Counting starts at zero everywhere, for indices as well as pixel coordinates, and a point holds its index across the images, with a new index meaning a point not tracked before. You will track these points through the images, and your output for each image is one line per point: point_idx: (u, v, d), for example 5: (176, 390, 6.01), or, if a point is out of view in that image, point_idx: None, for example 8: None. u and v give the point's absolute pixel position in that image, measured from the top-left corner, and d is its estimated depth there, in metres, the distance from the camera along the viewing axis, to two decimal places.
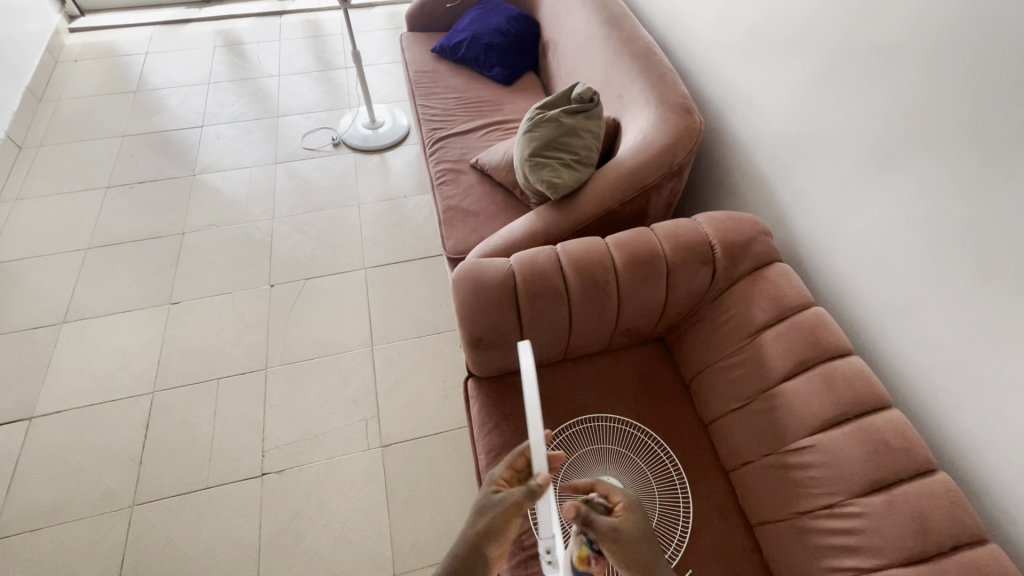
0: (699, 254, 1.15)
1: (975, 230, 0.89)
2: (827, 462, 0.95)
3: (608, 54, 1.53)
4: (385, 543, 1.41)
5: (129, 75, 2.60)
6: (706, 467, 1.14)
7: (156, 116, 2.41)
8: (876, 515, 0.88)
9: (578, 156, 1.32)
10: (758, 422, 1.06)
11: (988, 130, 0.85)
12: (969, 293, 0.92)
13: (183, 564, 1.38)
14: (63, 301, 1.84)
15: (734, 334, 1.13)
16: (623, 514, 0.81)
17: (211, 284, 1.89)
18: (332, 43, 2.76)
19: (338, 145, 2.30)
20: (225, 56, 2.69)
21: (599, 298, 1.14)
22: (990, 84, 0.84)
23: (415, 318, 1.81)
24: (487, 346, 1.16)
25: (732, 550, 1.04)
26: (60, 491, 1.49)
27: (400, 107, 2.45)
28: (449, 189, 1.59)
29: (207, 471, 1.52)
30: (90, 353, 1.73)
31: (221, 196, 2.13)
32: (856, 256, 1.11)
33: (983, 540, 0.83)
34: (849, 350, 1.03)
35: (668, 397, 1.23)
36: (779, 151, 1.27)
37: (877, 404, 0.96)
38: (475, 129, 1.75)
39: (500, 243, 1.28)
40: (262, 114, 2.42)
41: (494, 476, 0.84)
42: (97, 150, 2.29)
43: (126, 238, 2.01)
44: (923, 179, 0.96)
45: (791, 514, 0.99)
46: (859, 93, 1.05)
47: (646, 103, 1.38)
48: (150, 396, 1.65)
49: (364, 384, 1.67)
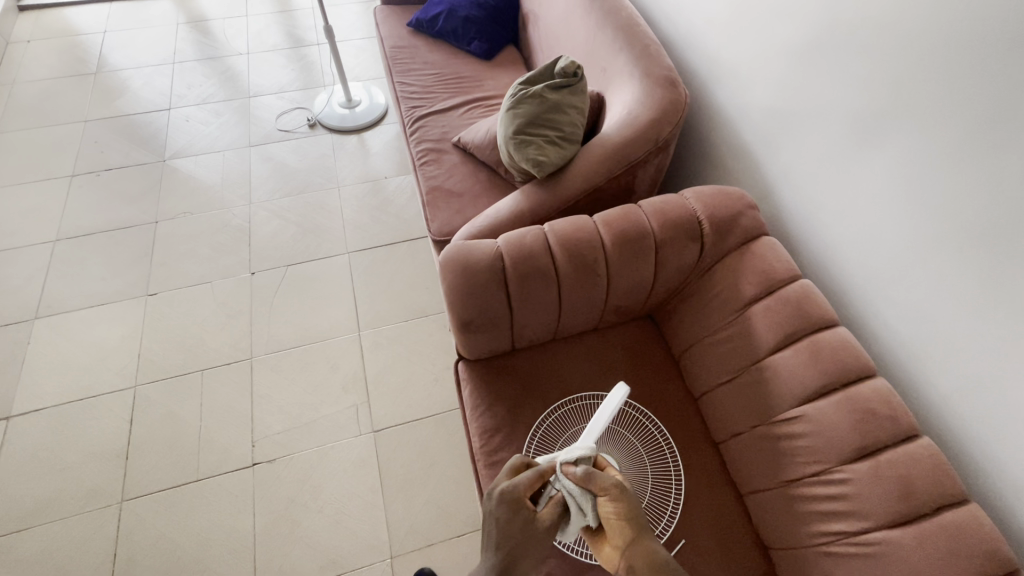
0: (687, 230, 1.14)
1: (963, 199, 0.89)
2: (815, 431, 0.97)
3: (590, 26, 1.49)
4: (381, 527, 1.41)
5: (88, 55, 2.47)
6: (697, 441, 1.16)
7: (119, 99, 2.30)
8: (862, 481, 0.91)
9: (563, 132, 1.30)
10: (748, 395, 1.07)
11: (980, 98, 0.84)
12: (953, 262, 0.93)
13: (178, 557, 1.38)
14: (33, 297, 1.78)
15: (723, 309, 1.14)
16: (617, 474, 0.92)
17: (190, 274, 1.83)
18: (303, 18, 2.64)
19: (314, 126, 2.23)
20: (189, 34, 2.56)
21: (588, 278, 1.13)
22: (977, 51, 0.83)
23: (402, 302, 1.78)
24: (477, 330, 1.15)
25: (723, 520, 1.07)
26: (44, 490, 1.46)
27: (377, 84, 2.37)
28: (431, 168, 1.56)
29: (198, 463, 1.50)
30: (68, 349, 1.68)
31: (194, 183, 2.05)
32: (841, 228, 1.12)
33: (964, 500, 0.87)
34: (835, 321, 1.04)
35: (657, 372, 1.24)
36: (763, 125, 1.26)
37: (864, 374, 0.98)
38: (456, 106, 1.70)
39: (487, 224, 1.26)
40: (232, 95, 2.32)
41: (521, 485, 0.88)
42: (59, 136, 2.18)
43: (96, 228, 1.93)
44: (912, 146, 0.95)
45: (779, 483, 1.01)
46: (845, 63, 1.03)
47: (630, 77, 1.35)
48: (132, 390, 1.61)
49: (354, 369, 1.65)
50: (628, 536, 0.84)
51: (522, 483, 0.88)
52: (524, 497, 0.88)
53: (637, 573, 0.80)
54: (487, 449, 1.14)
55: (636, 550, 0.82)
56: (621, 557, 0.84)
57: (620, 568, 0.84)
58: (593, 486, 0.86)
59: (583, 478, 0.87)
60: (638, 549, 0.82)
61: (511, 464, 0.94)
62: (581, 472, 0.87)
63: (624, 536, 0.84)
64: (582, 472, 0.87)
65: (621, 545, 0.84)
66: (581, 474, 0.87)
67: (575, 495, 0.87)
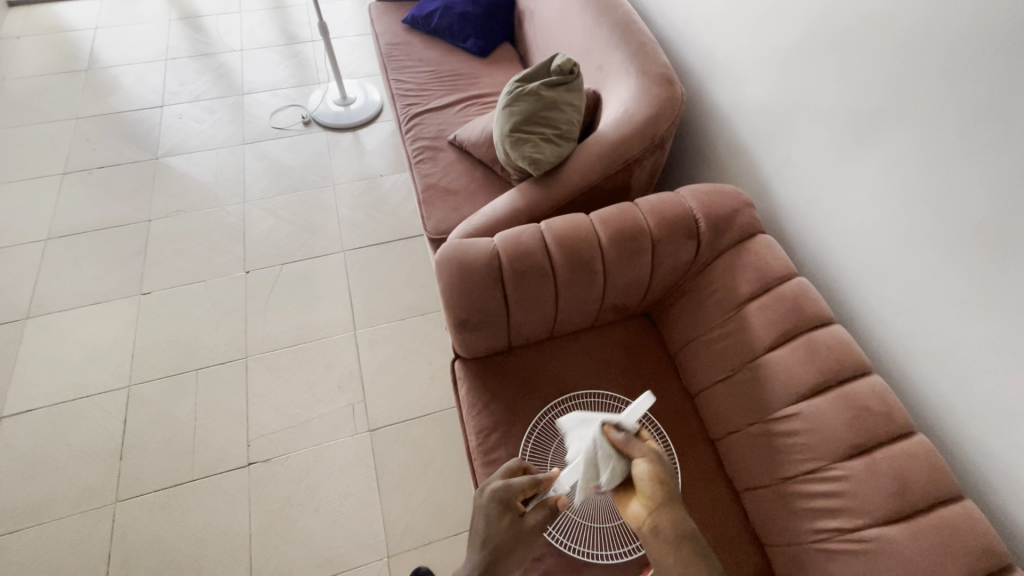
0: (683, 227, 1.14)
1: (958, 197, 0.89)
2: (811, 429, 0.97)
3: (587, 23, 1.48)
4: (378, 526, 1.41)
5: (79, 52, 2.44)
6: (693, 438, 1.16)
7: (111, 96, 2.28)
8: (857, 478, 0.91)
9: (559, 130, 1.29)
10: (744, 392, 1.07)
11: (981, 91, 0.83)
12: (948, 260, 0.93)
13: (173, 558, 1.37)
14: (24, 296, 1.76)
15: (719, 307, 1.14)
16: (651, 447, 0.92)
17: (184, 273, 1.82)
18: (297, 14, 2.62)
19: (308, 123, 2.21)
20: (182, 30, 2.54)
21: (585, 276, 1.13)
22: (973, 49, 0.83)
23: (398, 301, 1.78)
24: (474, 328, 1.15)
25: (719, 518, 1.07)
26: (37, 491, 1.45)
27: (372, 81, 2.36)
28: (427, 166, 1.55)
29: (193, 463, 1.49)
30: (60, 348, 1.66)
31: (188, 181, 2.03)
32: (836, 226, 1.13)
33: (958, 497, 0.87)
34: (830, 318, 1.05)
35: (653, 370, 1.24)
36: (759, 123, 1.26)
37: (859, 371, 0.98)
38: (452, 104, 1.70)
39: (483, 222, 1.25)
40: (226, 92, 2.30)
41: (514, 488, 0.89)
42: (50, 134, 2.16)
43: (87, 227, 1.91)
44: (908, 145, 0.95)
45: (775, 480, 1.01)
46: (841, 61, 1.03)
47: (626, 75, 1.35)
48: (126, 390, 1.60)
49: (350, 368, 1.65)
50: (660, 500, 0.83)
51: (515, 485, 0.89)
52: (516, 500, 0.88)
53: (666, 537, 0.79)
54: (484, 448, 1.14)
55: (666, 515, 0.81)
56: (650, 518, 0.82)
57: (648, 528, 0.82)
58: (630, 446, 0.87)
59: (622, 440, 0.88)
60: (670, 512, 0.81)
61: (508, 467, 0.96)
62: (622, 434, 0.88)
63: (655, 498, 0.83)
64: (623, 434, 0.88)
65: (652, 506, 0.83)
66: (620, 436, 0.88)
67: (608, 454, 0.87)
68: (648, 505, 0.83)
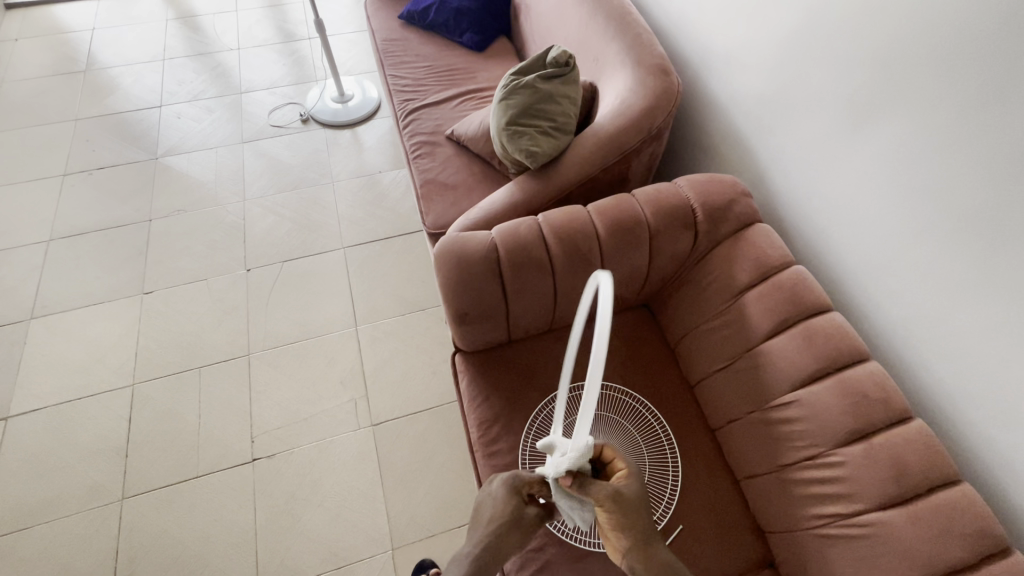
0: (680, 218, 1.15)
1: (959, 181, 0.89)
2: (809, 415, 0.98)
3: (583, 15, 1.48)
4: (382, 519, 1.42)
5: (77, 53, 2.44)
6: (693, 427, 1.17)
7: (109, 97, 2.28)
8: (855, 464, 0.92)
9: (556, 123, 1.30)
10: (743, 381, 1.08)
11: (981, 72, 0.82)
12: (945, 245, 0.93)
13: (180, 554, 1.38)
14: (28, 297, 1.78)
15: (718, 296, 1.14)
16: (624, 479, 0.87)
17: (185, 271, 1.83)
18: (294, 12, 2.62)
19: (306, 121, 2.22)
20: (179, 30, 2.54)
21: (583, 268, 1.13)
22: (973, 31, 0.82)
23: (398, 296, 1.79)
24: (473, 321, 1.16)
25: (720, 505, 1.08)
26: (45, 488, 1.46)
27: (369, 78, 2.36)
28: (425, 161, 1.55)
29: (197, 459, 1.50)
30: (63, 348, 1.68)
31: (187, 180, 2.04)
32: (833, 214, 1.13)
33: (956, 480, 0.88)
34: (828, 306, 1.05)
35: (653, 361, 1.24)
36: (756, 111, 1.26)
37: (857, 358, 0.99)
38: (449, 99, 1.70)
39: (481, 215, 1.26)
40: (224, 91, 2.30)
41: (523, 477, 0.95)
42: (50, 135, 2.17)
43: (89, 227, 1.93)
44: (906, 129, 0.95)
45: (775, 468, 1.02)
46: (838, 47, 1.03)
47: (623, 66, 1.35)
48: (130, 388, 1.61)
49: (351, 363, 1.66)
50: (625, 542, 0.83)
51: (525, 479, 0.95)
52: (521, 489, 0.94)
53: (637, 574, 0.82)
54: (485, 440, 1.15)
55: (633, 554, 0.82)
56: (621, 555, 0.84)
57: (620, 562, 0.85)
58: (586, 495, 0.83)
59: (578, 489, 0.83)
60: (636, 555, 0.82)
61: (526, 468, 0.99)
62: (576, 486, 0.83)
63: (621, 541, 0.83)
64: (576, 484, 0.83)
65: (620, 547, 0.84)
66: (575, 486, 0.83)
67: (570, 503, 0.85)
68: (617, 545, 0.84)
